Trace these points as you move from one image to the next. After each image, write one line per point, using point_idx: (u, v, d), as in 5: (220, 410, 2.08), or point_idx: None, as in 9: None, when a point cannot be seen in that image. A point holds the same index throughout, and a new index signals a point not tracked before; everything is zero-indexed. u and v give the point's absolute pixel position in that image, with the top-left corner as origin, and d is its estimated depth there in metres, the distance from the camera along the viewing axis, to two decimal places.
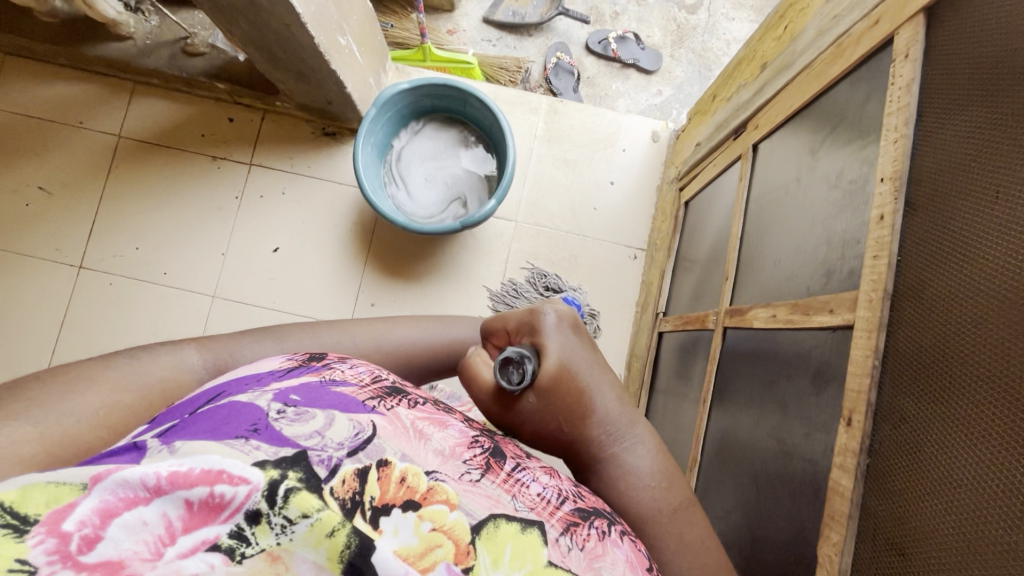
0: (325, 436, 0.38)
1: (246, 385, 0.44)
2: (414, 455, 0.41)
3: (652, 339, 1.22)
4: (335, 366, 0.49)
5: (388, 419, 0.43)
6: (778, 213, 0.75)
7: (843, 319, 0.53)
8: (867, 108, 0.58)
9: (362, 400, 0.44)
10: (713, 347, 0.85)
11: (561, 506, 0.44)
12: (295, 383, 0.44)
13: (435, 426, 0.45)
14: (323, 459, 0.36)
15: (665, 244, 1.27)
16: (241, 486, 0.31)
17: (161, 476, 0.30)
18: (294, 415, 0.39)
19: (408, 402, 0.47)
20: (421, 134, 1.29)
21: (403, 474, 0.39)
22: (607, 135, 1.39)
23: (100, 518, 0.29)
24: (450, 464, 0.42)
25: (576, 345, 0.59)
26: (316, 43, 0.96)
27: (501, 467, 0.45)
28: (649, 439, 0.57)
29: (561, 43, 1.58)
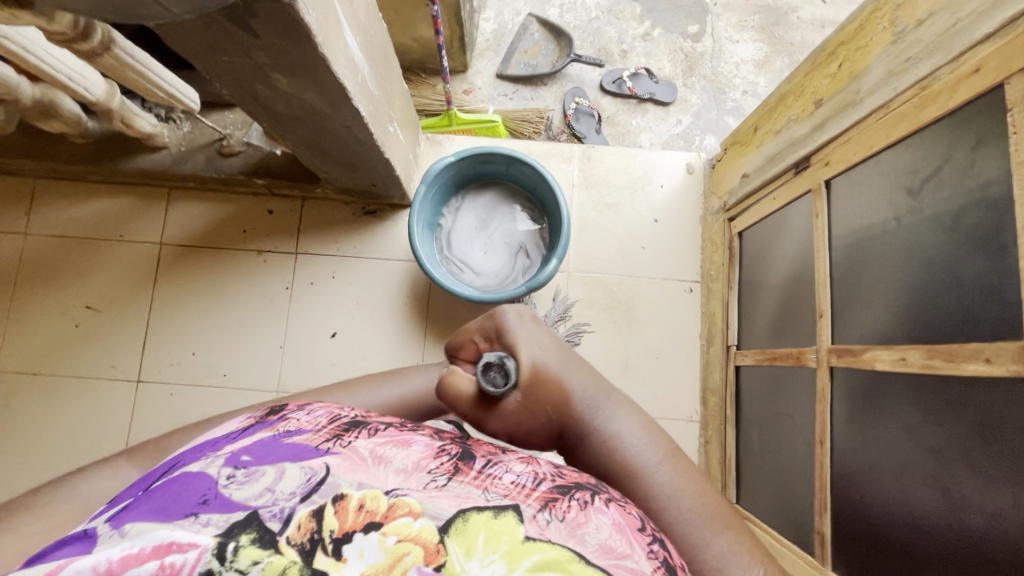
0: (275, 491, 0.41)
1: (199, 453, 0.47)
2: (370, 480, 0.43)
3: (728, 373, 1.21)
4: (291, 415, 0.51)
5: (343, 455, 0.45)
6: (877, 252, 0.75)
7: (1008, 369, 0.54)
8: (980, 153, 0.59)
9: (316, 445, 0.46)
10: (821, 386, 0.85)
11: (539, 487, 0.45)
12: (247, 442, 0.47)
13: (397, 446, 0.47)
14: (275, 513, 0.39)
15: (723, 275, 1.27)
16: (191, 551, 0.36)
17: (112, 560, 0.35)
18: (245, 476, 0.42)
19: (369, 432, 0.48)
20: (465, 203, 1.28)
21: (361, 501, 0.41)
22: (644, 174, 1.40)
23: None
24: (414, 478, 0.43)
25: (539, 335, 0.60)
26: (373, 137, 0.96)
27: (470, 466, 0.46)
28: (629, 408, 0.59)
29: (577, 88, 1.61)
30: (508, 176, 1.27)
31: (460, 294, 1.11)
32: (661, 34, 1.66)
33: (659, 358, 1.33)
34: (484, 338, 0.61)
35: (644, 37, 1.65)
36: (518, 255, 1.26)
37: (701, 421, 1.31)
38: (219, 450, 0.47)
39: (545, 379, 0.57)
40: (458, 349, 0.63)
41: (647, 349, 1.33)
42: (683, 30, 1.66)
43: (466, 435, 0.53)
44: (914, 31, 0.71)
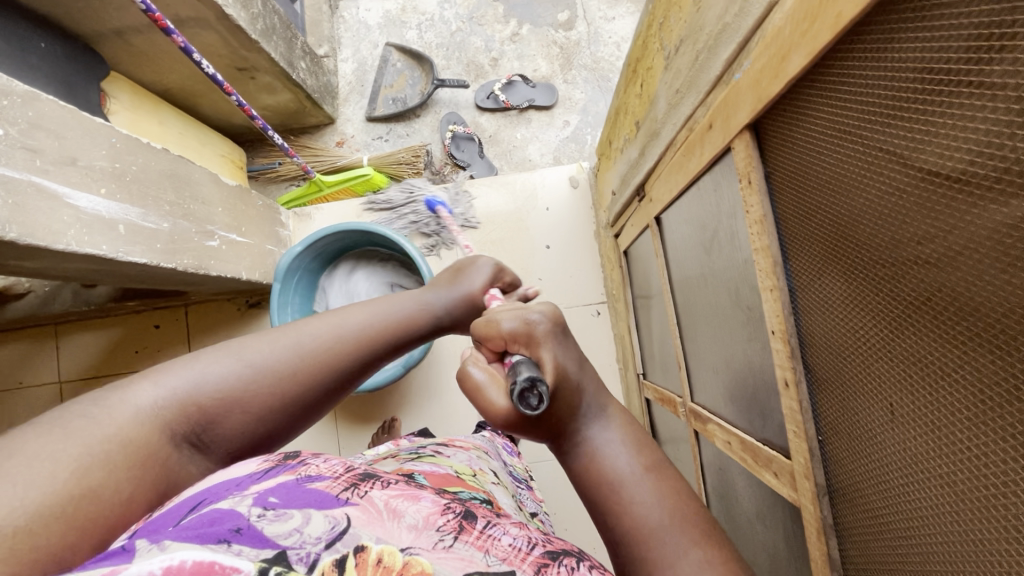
0: (303, 534, 0.35)
1: (223, 491, 0.39)
2: (387, 534, 0.37)
3: (643, 402, 1.13)
4: (310, 461, 0.44)
5: (361, 507, 0.38)
6: (700, 308, 0.66)
7: (789, 491, 0.45)
8: (736, 221, 0.49)
9: (336, 493, 0.39)
10: (692, 445, 0.76)
11: (533, 551, 0.39)
12: (272, 484, 0.40)
13: (408, 499, 0.41)
14: (301, 557, 0.34)
15: (622, 295, 1.18)
16: None
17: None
18: (275, 514, 0.36)
19: (382, 484, 0.42)
20: (331, 292, 1.21)
21: (380, 556, 0.35)
22: (526, 199, 1.30)
23: None
24: (424, 536, 0.37)
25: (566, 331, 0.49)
26: (181, 267, 0.89)
27: (474, 525, 0.40)
28: (629, 422, 0.45)
29: (451, 112, 1.49)
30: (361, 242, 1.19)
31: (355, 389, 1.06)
32: (530, 30, 1.52)
33: None
34: (517, 342, 0.46)
35: (512, 39, 1.52)
36: None
37: None
38: (244, 488, 0.40)
39: (567, 389, 0.43)
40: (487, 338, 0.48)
41: None
42: (553, 20, 1.52)
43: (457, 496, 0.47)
44: (675, 57, 0.59)
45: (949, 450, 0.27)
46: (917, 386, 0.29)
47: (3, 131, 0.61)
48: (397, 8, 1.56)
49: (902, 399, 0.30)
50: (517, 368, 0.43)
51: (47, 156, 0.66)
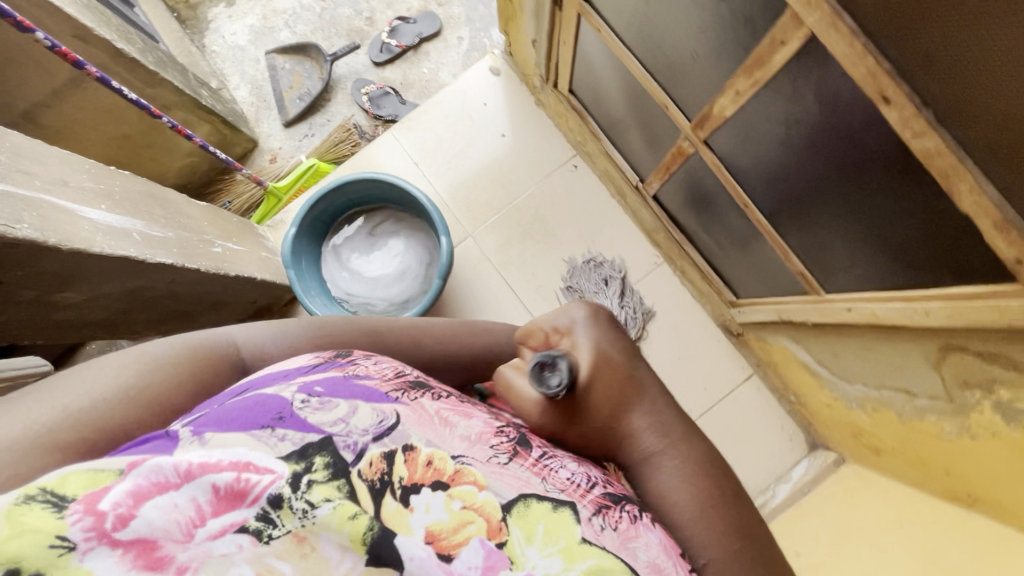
0: (350, 424, 0.40)
1: (272, 379, 0.43)
2: (438, 438, 0.42)
3: (653, 206, 1.21)
4: (359, 360, 0.48)
5: (413, 407, 0.43)
6: (657, 22, 0.74)
7: (799, 38, 0.53)
8: None
9: (387, 391, 0.44)
10: (710, 161, 0.85)
11: (591, 489, 0.43)
12: (320, 375, 0.44)
13: (461, 414, 0.45)
14: (348, 443, 0.39)
15: (587, 132, 1.26)
16: (266, 474, 0.35)
17: (193, 463, 0.34)
18: (319, 403, 0.40)
19: (433, 394, 0.46)
20: (341, 267, 1.25)
21: (431, 458, 0.41)
22: (462, 106, 1.37)
23: (133, 500, 0.31)
24: (477, 448, 0.43)
25: (616, 329, 0.57)
26: (203, 269, 0.91)
27: (529, 452, 0.45)
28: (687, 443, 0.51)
29: (357, 80, 1.54)
30: (344, 210, 1.24)
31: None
32: None
33: (597, 239, 1.33)
34: (557, 332, 0.57)
35: None
36: (407, 250, 1.26)
37: (666, 258, 1.32)
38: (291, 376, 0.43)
39: (616, 383, 0.52)
40: (528, 338, 0.59)
41: (582, 240, 1.33)
42: None
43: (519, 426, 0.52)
44: None
45: None
46: None
47: None
48: (259, 19, 1.60)
49: None
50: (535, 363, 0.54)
51: (42, 178, 0.68)
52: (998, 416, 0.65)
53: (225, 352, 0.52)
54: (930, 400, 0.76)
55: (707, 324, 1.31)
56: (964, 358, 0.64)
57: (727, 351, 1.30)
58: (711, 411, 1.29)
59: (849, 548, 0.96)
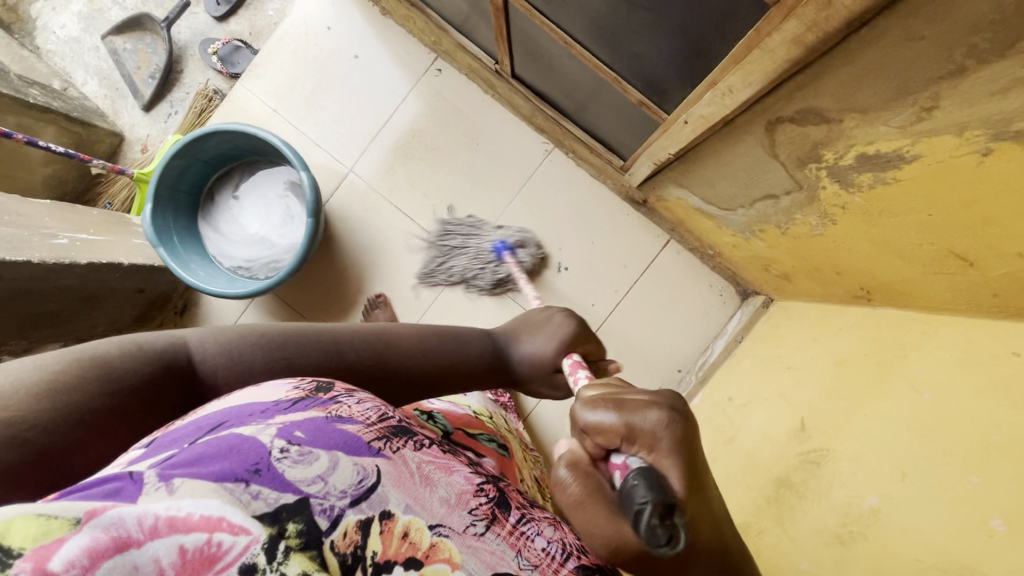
0: (327, 482, 0.40)
1: (246, 417, 0.41)
2: (419, 504, 0.43)
3: (518, 87, 1.13)
4: (342, 399, 0.46)
5: (393, 463, 0.43)
6: None
7: None
8: None
9: (370, 442, 0.43)
10: (518, 4, 0.77)
11: (566, 564, 0.47)
12: (300, 415, 0.42)
13: (442, 470, 0.45)
14: (325, 509, 0.39)
15: (434, 25, 1.17)
16: (241, 536, 0.35)
17: (160, 517, 0.33)
18: (299, 454, 0.40)
19: (416, 444, 0.46)
20: (221, 239, 1.20)
21: (407, 528, 0.42)
22: (307, 36, 1.27)
23: (87, 561, 0.31)
24: (456, 516, 0.44)
25: (695, 451, 0.43)
26: (39, 259, 0.89)
27: (507, 516, 0.46)
28: None
29: (202, 40, 1.43)
30: (204, 179, 1.19)
31: (287, 278, 1.06)
32: None
33: (480, 140, 1.26)
34: (637, 442, 0.43)
35: None
36: (282, 201, 1.20)
37: (556, 143, 1.25)
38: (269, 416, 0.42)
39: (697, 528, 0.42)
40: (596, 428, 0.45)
41: (465, 146, 1.26)
42: None
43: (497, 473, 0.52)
44: None
45: None
46: None
47: None
48: (85, 3, 1.48)
49: None
50: (633, 485, 0.40)
51: None
52: (837, 185, 0.60)
53: (169, 352, 0.49)
54: (790, 196, 0.71)
55: (614, 200, 1.25)
56: (786, 130, 0.58)
57: (638, 222, 1.25)
58: (637, 287, 1.26)
59: (771, 378, 0.94)
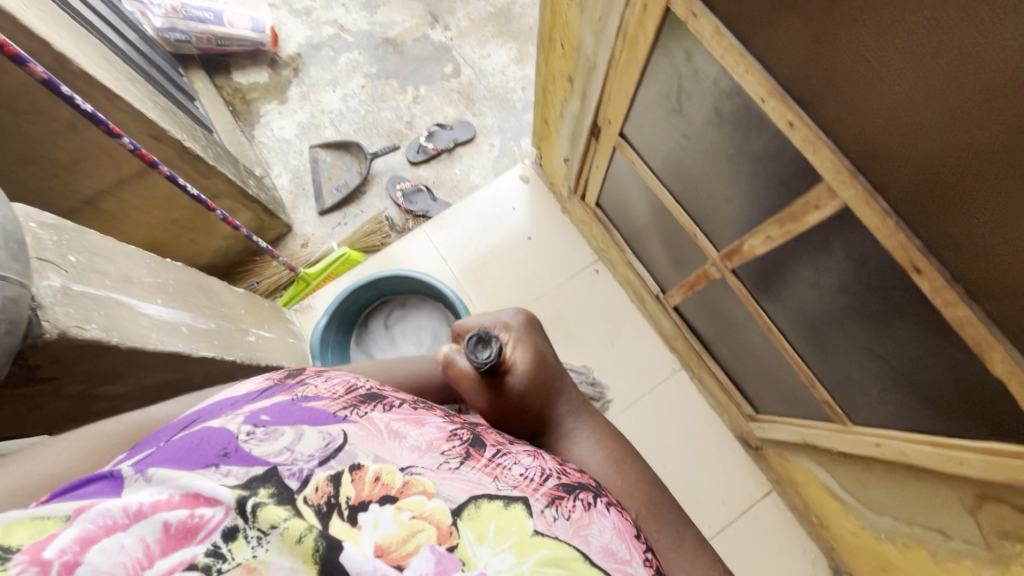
0: (295, 450, 0.38)
1: (219, 411, 0.43)
2: (387, 455, 0.40)
3: (673, 316, 1.25)
4: (308, 381, 0.48)
5: (360, 425, 0.42)
6: (691, 163, 0.81)
7: (833, 206, 0.59)
8: (696, 64, 0.66)
9: (333, 412, 0.43)
10: (736, 288, 0.89)
11: (546, 483, 0.44)
12: (266, 403, 0.43)
13: (411, 424, 0.45)
14: (294, 472, 0.36)
15: (610, 242, 1.33)
16: (217, 505, 0.32)
17: (142, 501, 0.32)
18: (265, 434, 0.39)
19: (383, 406, 0.46)
20: (366, 357, 1.27)
21: (378, 473, 0.38)
22: (493, 210, 1.45)
23: (79, 545, 0.29)
24: (428, 457, 0.42)
25: (534, 340, 0.70)
26: (240, 360, 0.92)
27: (481, 454, 0.45)
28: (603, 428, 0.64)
29: (393, 176, 1.64)
30: (373, 300, 1.28)
31: None
32: (427, 88, 1.75)
33: (617, 341, 1.36)
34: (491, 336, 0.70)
35: (415, 100, 1.73)
36: (431, 340, 1.27)
37: (684, 366, 1.34)
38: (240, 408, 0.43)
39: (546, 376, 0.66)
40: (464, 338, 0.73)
41: (601, 342, 1.36)
42: (441, 74, 1.76)
43: (474, 422, 0.52)
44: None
45: (896, 58, 0.44)
46: (853, 34, 0.47)
47: (75, 258, 0.66)
48: (307, 116, 1.74)
49: (856, 59, 0.48)
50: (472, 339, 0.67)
51: (111, 276, 0.71)
52: None
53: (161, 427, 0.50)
54: (965, 544, 0.75)
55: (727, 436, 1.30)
56: (1000, 507, 0.65)
57: (745, 465, 1.29)
58: (730, 529, 1.25)
59: None
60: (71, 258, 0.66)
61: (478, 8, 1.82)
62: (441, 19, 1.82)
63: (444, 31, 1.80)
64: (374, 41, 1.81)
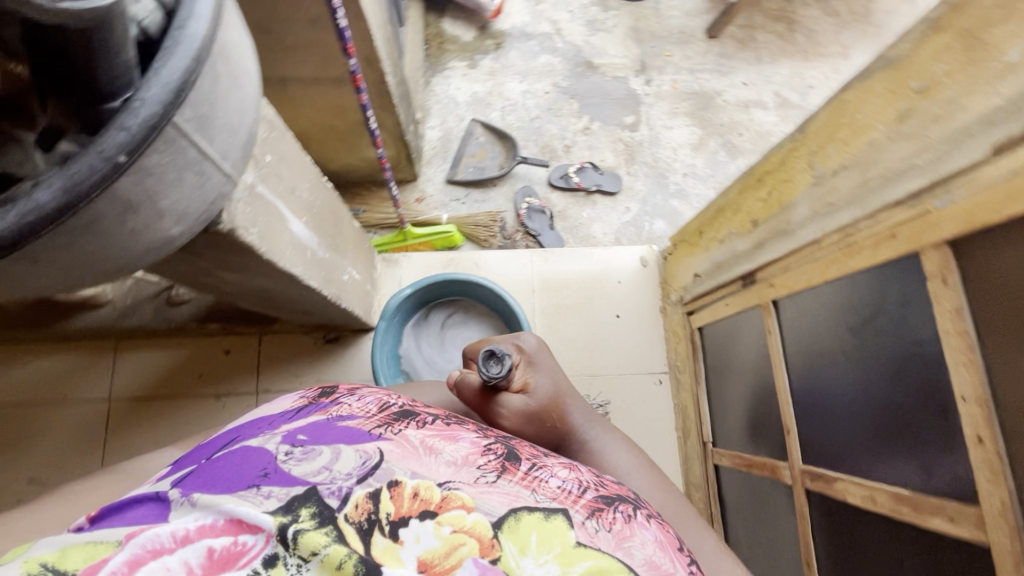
0: (333, 470, 0.41)
1: (259, 431, 0.48)
2: (424, 472, 0.42)
3: (708, 470, 1.21)
4: (342, 402, 0.53)
5: (396, 442, 0.45)
6: (834, 379, 0.78)
7: (971, 535, 0.54)
8: (908, 314, 0.63)
9: (369, 430, 0.47)
10: (798, 505, 0.85)
11: (584, 496, 0.46)
12: (302, 424, 0.48)
13: (446, 440, 0.48)
14: (334, 491, 0.39)
15: (688, 367, 1.29)
16: (259, 534, 0.35)
17: (189, 527, 0.34)
18: (302, 454, 0.42)
19: (416, 424, 0.50)
20: (419, 340, 1.27)
21: (416, 490, 0.40)
22: (601, 273, 1.44)
23: (129, 567, 0.32)
24: (464, 471, 0.44)
25: (541, 360, 0.76)
26: (329, 296, 0.94)
27: (516, 467, 0.46)
28: (622, 437, 0.72)
29: (527, 186, 1.66)
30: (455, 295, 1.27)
31: None
32: (600, 126, 1.75)
33: None
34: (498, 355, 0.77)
35: (584, 131, 1.74)
36: None
37: None
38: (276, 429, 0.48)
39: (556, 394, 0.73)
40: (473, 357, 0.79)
41: None
42: (620, 121, 1.76)
43: (507, 437, 0.55)
44: (831, 178, 0.76)
45: None
46: None
47: (269, 158, 0.68)
48: (484, 91, 1.76)
49: None
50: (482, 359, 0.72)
51: (283, 185, 0.73)
52: None
53: None
54: None
55: None
56: None
57: None
58: None
59: None
60: (266, 157, 0.68)
61: (685, 81, 1.81)
62: (648, 72, 1.81)
63: (644, 84, 1.79)
64: (578, 58, 1.82)
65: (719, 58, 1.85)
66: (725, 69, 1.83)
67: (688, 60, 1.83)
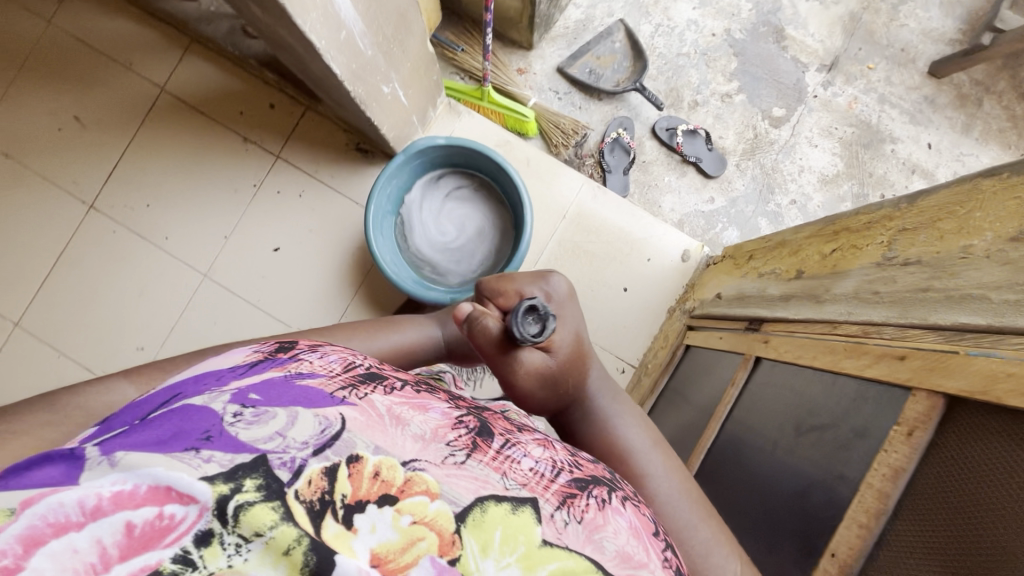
0: (286, 437, 0.35)
1: (203, 385, 0.40)
2: (388, 445, 0.37)
3: None
4: (303, 356, 0.44)
5: (359, 408, 0.39)
6: (751, 464, 0.69)
7: None
8: (858, 450, 0.52)
9: (331, 392, 0.40)
10: None
11: (557, 479, 0.42)
12: (256, 380, 0.40)
13: (416, 409, 0.41)
14: (285, 461, 0.33)
15: (654, 373, 1.21)
16: (191, 505, 0.30)
17: (103, 497, 0.29)
18: (253, 416, 0.36)
19: (384, 388, 0.43)
20: (424, 193, 1.22)
21: (377, 467, 0.36)
22: (637, 240, 1.32)
23: (23, 548, 0.28)
24: (432, 448, 0.39)
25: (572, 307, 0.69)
26: (353, 95, 0.90)
27: (489, 444, 0.41)
28: (639, 417, 0.68)
29: (628, 118, 1.49)
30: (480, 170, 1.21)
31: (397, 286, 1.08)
32: (742, 101, 1.51)
33: None
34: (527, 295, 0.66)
35: (723, 97, 1.51)
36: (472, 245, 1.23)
37: None
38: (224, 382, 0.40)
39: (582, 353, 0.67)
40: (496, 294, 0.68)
41: None
42: (767, 108, 1.51)
43: (482, 406, 0.49)
44: (896, 267, 0.61)
45: None
46: None
47: None
48: None
49: None
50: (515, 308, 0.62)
51: None
52: None
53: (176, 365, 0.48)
54: None
55: None
56: None
57: None
58: None
59: None
60: None
61: (866, 105, 1.51)
62: (834, 73, 1.52)
63: (819, 84, 1.51)
64: (770, 16, 1.53)
65: (922, 102, 1.51)
66: (920, 118, 1.51)
67: (886, 85, 1.51)
